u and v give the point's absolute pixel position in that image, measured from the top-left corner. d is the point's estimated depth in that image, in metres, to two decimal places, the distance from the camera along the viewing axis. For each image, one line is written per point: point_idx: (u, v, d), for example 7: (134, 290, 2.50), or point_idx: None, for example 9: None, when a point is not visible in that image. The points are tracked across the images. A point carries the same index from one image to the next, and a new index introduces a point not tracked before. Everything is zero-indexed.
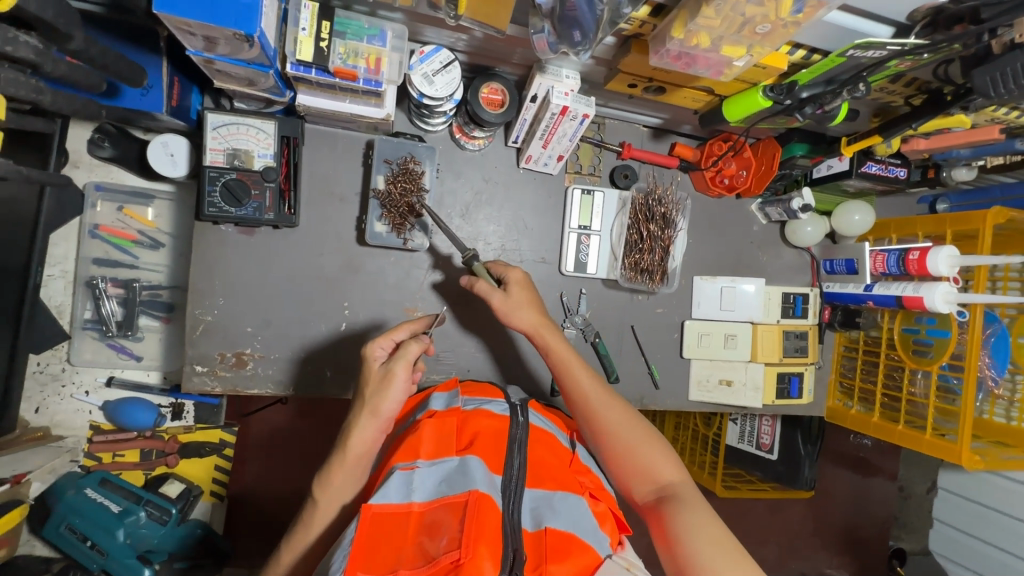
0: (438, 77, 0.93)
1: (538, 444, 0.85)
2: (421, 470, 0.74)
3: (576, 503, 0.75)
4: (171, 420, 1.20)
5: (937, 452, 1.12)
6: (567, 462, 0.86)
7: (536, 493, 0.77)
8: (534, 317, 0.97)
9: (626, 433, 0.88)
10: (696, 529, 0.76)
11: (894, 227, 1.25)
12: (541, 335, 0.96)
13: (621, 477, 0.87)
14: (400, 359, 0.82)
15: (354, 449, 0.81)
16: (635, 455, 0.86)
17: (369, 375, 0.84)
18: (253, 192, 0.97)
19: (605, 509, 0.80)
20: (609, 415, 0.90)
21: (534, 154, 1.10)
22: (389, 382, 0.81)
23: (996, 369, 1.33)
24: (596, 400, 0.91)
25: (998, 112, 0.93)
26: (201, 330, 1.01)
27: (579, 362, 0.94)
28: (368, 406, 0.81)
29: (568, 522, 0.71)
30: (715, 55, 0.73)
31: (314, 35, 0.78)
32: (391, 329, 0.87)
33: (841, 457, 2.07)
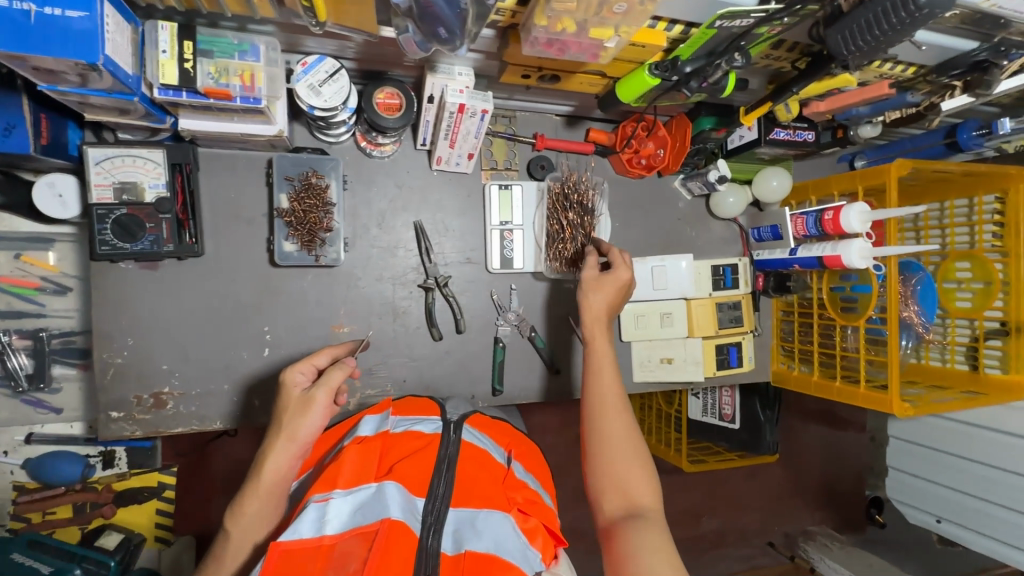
0: (325, 87, 0.90)
1: (469, 462, 0.83)
2: (337, 500, 0.73)
3: (500, 520, 0.74)
4: (103, 469, 1.16)
5: (871, 404, 1.15)
6: (498, 478, 0.83)
7: (461, 513, 0.76)
8: (600, 308, 1.00)
9: (621, 445, 0.86)
10: (654, 558, 0.74)
11: (812, 189, 1.28)
12: (596, 325, 0.99)
13: (597, 486, 0.84)
14: (322, 385, 0.84)
15: (268, 477, 0.79)
16: (621, 467, 0.84)
17: (288, 401, 0.84)
18: (148, 225, 0.93)
19: (536, 524, 0.78)
20: (613, 425, 0.88)
21: (444, 155, 1.09)
22: (308, 406, 0.82)
23: (925, 316, 1.35)
24: (609, 406, 0.90)
25: (884, 68, 0.95)
26: (112, 374, 0.96)
27: (610, 364, 0.95)
28: (285, 432, 0.80)
29: (489, 542, 0.70)
30: (585, 38, 0.72)
31: (176, 57, 0.75)
32: (310, 356, 0.91)
33: (811, 413, 2.19)
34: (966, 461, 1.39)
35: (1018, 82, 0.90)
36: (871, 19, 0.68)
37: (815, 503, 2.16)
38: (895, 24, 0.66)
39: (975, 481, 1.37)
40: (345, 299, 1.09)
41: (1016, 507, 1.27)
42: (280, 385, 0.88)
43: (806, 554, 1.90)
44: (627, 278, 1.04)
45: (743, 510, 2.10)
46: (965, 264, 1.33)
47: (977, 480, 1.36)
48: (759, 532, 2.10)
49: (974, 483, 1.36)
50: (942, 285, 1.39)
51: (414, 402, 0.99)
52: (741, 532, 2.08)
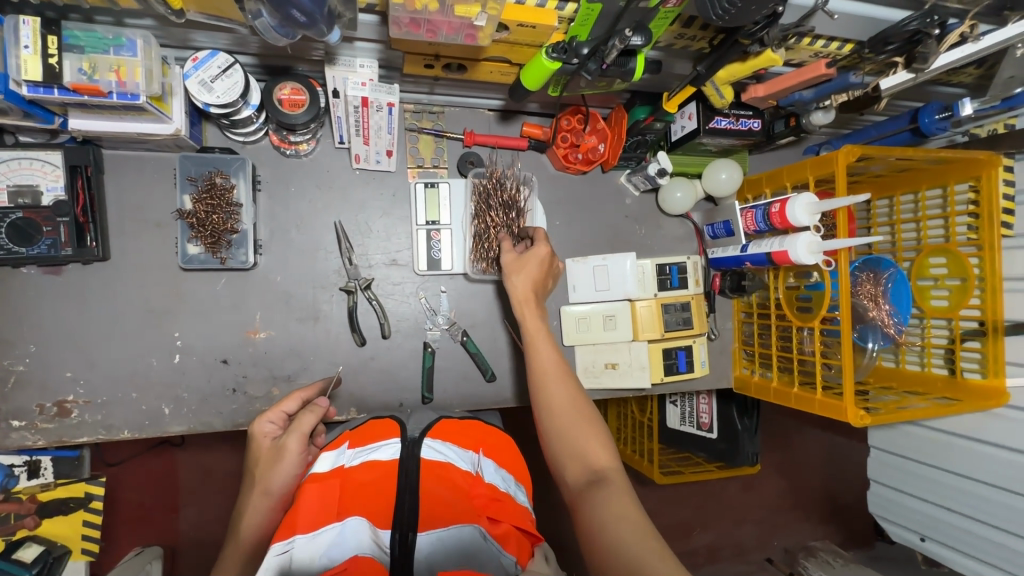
0: (218, 83, 0.87)
1: (432, 481, 0.73)
2: (299, 545, 0.66)
3: (469, 532, 0.68)
4: (27, 479, 1.12)
5: (827, 412, 1.06)
6: (464, 487, 0.74)
7: (430, 535, 0.68)
8: (525, 287, 0.97)
9: (570, 410, 0.83)
10: (614, 515, 0.70)
11: (766, 181, 1.19)
12: (525, 305, 0.97)
13: (556, 457, 0.81)
14: (293, 432, 0.83)
15: (248, 532, 0.79)
16: (575, 435, 0.81)
17: (263, 454, 0.84)
18: (46, 229, 0.91)
19: (508, 527, 0.71)
20: (561, 391, 0.86)
21: (362, 153, 1.05)
22: (280, 455, 0.81)
23: (899, 318, 1.23)
24: (552, 375, 0.88)
25: (818, 45, 0.87)
26: (14, 382, 0.94)
27: (545, 336, 0.93)
28: (259, 485, 0.80)
29: (460, 557, 0.67)
30: (453, 17, 0.67)
31: (40, 52, 0.73)
32: (279, 404, 0.89)
33: (810, 419, 2.08)
34: (952, 475, 1.26)
35: (958, 55, 0.82)
36: None
37: (810, 516, 2.03)
38: None
39: (960, 498, 1.25)
40: (261, 303, 1.05)
41: (1005, 526, 1.17)
42: (251, 438, 0.86)
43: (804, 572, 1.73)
44: (551, 254, 1.02)
45: (737, 524, 1.98)
46: (940, 260, 1.23)
47: (962, 496, 1.25)
48: (753, 547, 1.98)
49: (957, 500, 1.26)
50: (916, 283, 1.28)
51: (375, 424, 0.85)
52: (734, 547, 1.96)
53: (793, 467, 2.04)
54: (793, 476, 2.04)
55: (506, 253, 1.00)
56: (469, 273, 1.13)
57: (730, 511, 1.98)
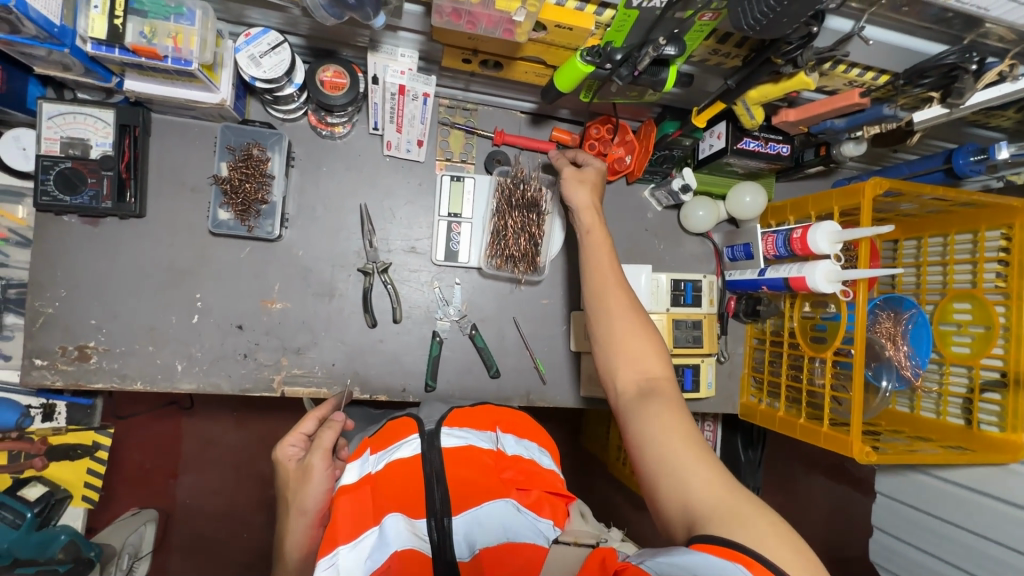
0: (266, 59, 0.91)
1: (457, 465, 0.77)
2: (344, 555, 0.68)
3: (503, 508, 0.74)
4: (41, 421, 1.16)
5: (832, 445, 1.04)
6: (490, 465, 0.79)
7: (466, 518, 0.72)
8: (587, 198, 0.98)
9: (626, 321, 0.87)
10: (662, 420, 0.75)
11: (790, 209, 1.18)
12: (585, 212, 0.97)
13: (611, 359, 0.86)
14: (316, 450, 0.83)
15: (292, 551, 0.81)
16: (631, 346, 0.86)
17: (293, 475, 0.85)
18: (90, 181, 0.96)
19: (538, 496, 0.80)
20: (620, 298, 0.89)
21: (394, 140, 1.08)
22: (313, 475, 0.81)
23: (917, 360, 1.20)
24: (611, 284, 0.90)
25: (851, 73, 0.88)
26: (41, 322, 0.99)
27: (607, 247, 0.95)
28: (294, 505, 0.81)
29: (499, 530, 0.73)
30: (493, 11, 0.70)
31: (108, 13, 0.78)
32: (297, 425, 0.90)
33: (819, 463, 2.02)
34: (959, 531, 1.22)
35: (994, 94, 0.80)
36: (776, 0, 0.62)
37: None
38: None
39: (969, 557, 1.19)
40: (281, 275, 1.08)
41: None
42: (278, 461, 0.88)
43: None
44: (600, 174, 1.02)
45: None
46: (965, 305, 1.20)
47: (972, 555, 1.19)
48: None
49: (965, 557, 1.20)
50: (938, 327, 1.25)
51: (390, 424, 0.85)
52: None
53: (795, 510, 1.98)
54: (794, 516, 1.98)
55: (566, 165, 1.01)
56: (484, 268, 1.15)
57: None
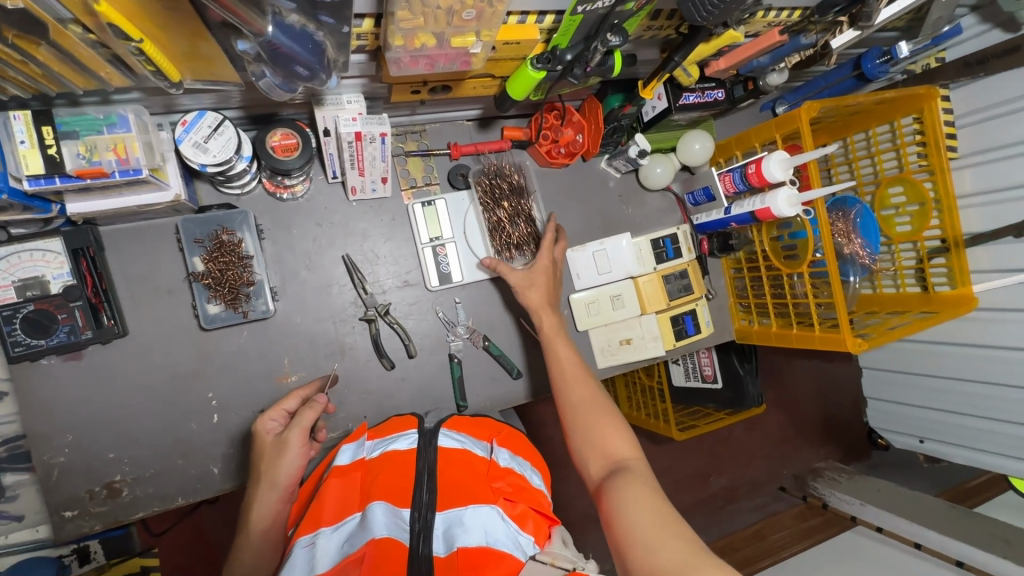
0: (211, 143, 0.88)
1: (449, 465, 0.78)
2: (325, 535, 0.69)
3: (488, 513, 0.70)
4: (80, 566, 1.18)
5: (829, 345, 1.15)
6: (481, 471, 0.78)
7: (448, 515, 0.70)
8: (540, 297, 1.04)
9: (591, 406, 0.89)
10: (638, 505, 0.72)
11: (735, 145, 1.28)
12: (539, 312, 1.03)
13: (579, 450, 0.86)
14: (294, 427, 0.88)
15: (257, 526, 0.82)
16: (595, 430, 0.86)
17: (270, 447, 0.88)
18: (61, 316, 0.90)
19: (524, 510, 0.74)
20: (578, 387, 0.93)
21: (358, 184, 1.06)
22: (286, 448, 0.86)
23: (870, 248, 1.34)
24: (572, 377, 0.95)
25: (768, 15, 0.95)
26: (58, 474, 0.94)
27: (564, 341, 1.00)
28: (265, 477, 0.84)
29: (480, 534, 0.67)
30: (450, 49, 0.71)
31: (38, 144, 0.72)
32: (279, 403, 0.94)
33: (798, 353, 2.22)
34: (944, 381, 1.41)
35: (897, 9, 0.90)
36: None
37: (813, 439, 2.18)
38: None
39: (957, 399, 1.39)
40: (288, 347, 1.06)
41: (995, 415, 1.31)
42: (256, 437, 0.91)
43: (816, 492, 1.96)
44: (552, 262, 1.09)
45: (750, 463, 2.11)
46: (898, 189, 1.33)
47: (961, 398, 1.38)
48: (770, 479, 2.12)
49: (955, 401, 1.40)
50: (880, 214, 1.39)
51: (395, 423, 0.91)
52: (752, 483, 2.09)
53: (790, 400, 2.18)
54: (792, 406, 2.18)
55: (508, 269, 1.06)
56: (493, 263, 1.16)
57: (741, 452, 2.11)
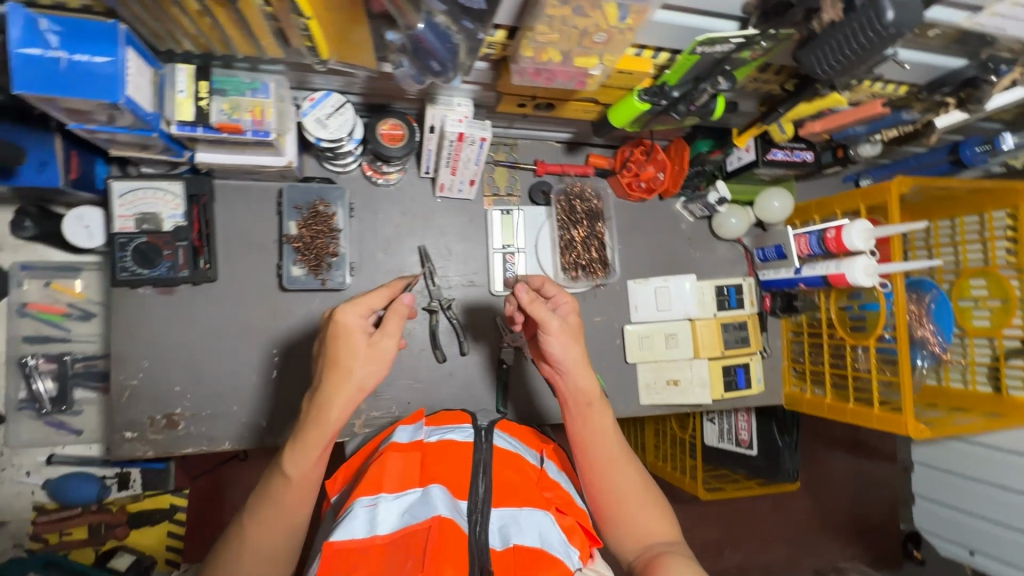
0: (331, 120, 0.96)
1: (504, 465, 0.80)
2: (386, 502, 0.72)
3: (541, 517, 0.72)
4: (117, 491, 1.22)
5: (885, 425, 1.11)
6: (531, 479, 0.81)
7: (503, 511, 0.72)
8: (576, 357, 0.84)
9: (633, 493, 0.83)
10: None
11: (815, 209, 1.28)
12: (571, 376, 0.84)
13: (615, 533, 0.82)
14: (393, 336, 0.74)
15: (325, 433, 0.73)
16: (634, 516, 0.82)
17: (361, 351, 0.72)
18: (166, 252, 0.99)
19: (572, 523, 0.76)
20: (621, 471, 0.84)
21: (447, 182, 1.13)
22: (384, 360, 0.73)
23: (942, 335, 1.29)
24: (611, 458, 0.85)
25: (875, 87, 0.96)
26: (128, 396, 1.01)
27: (603, 414, 0.86)
28: (354, 381, 0.72)
29: (534, 537, 0.69)
30: (572, 68, 0.76)
31: (193, 96, 0.82)
32: (365, 297, 0.74)
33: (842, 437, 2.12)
34: (1005, 492, 1.33)
35: (1011, 97, 0.91)
36: (838, 42, 0.70)
37: None
38: (866, 43, 0.67)
39: (1015, 514, 1.31)
40: None
41: None
42: (339, 328, 0.71)
43: None
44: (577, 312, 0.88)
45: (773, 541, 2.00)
46: (980, 281, 1.29)
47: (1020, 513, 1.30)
48: None
49: (1013, 516, 1.31)
50: (957, 303, 1.34)
51: (447, 416, 0.95)
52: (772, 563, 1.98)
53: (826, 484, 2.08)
54: (825, 501, 2.00)
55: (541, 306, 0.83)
56: (558, 280, 1.19)
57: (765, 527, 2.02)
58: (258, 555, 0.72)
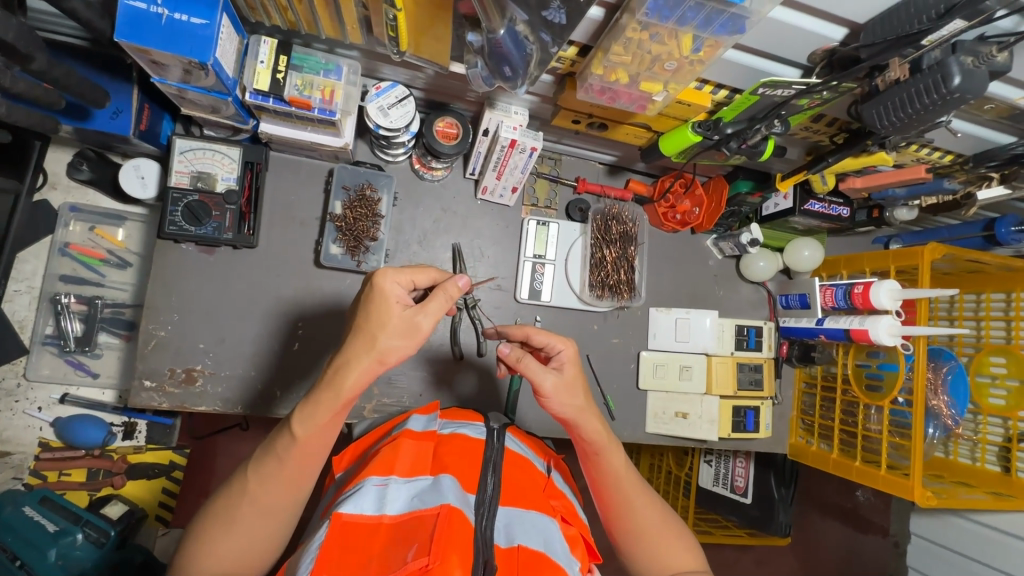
0: (393, 110, 0.99)
1: (514, 467, 0.79)
2: (396, 484, 0.71)
3: (546, 523, 0.71)
4: (122, 439, 1.25)
5: (891, 488, 1.10)
6: (540, 485, 0.79)
7: (510, 511, 0.71)
8: (575, 407, 0.80)
9: (652, 523, 0.84)
10: None
11: (844, 264, 1.29)
12: (577, 427, 0.82)
13: (635, 560, 0.84)
14: (428, 312, 0.69)
15: (349, 391, 0.69)
16: (655, 545, 0.83)
17: (394, 321, 0.67)
18: (214, 213, 1.02)
19: (575, 534, 0.75)
20: (637, 499, 0.85)
21: (490, 185, 1.15)
22: (416, 335, 0.68)
23: (956, 408, 1.28)
24: (626, 493, 0.85)
25: (920, 152, 0.99)
26: (153, 345, 1.04)
27: (614, 452, 0.84)
28: (377, 348, 0.67)
29: (538, 540, 0.67)
30: (636, 90, 0.79)
31: (271, 67, 0.86)
32: (412, 270, 0.72)
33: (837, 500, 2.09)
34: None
35: None
36: (903, 99, 0.72)
37: None
38: (929, 104, 0.70)
39: None
40: None
41: None
42: (377, 294, 0.67)
43: None
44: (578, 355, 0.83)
45: None
46: (1000, 359, 1.29)
47: None
48: None
49: None
50: (974, 378, 1.33)
51: (460, 413, 0.95)
52: None
53: None
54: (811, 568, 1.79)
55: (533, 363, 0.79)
56: (584, 297, 1.21)
57: None
58: (258, 507, 0.71)
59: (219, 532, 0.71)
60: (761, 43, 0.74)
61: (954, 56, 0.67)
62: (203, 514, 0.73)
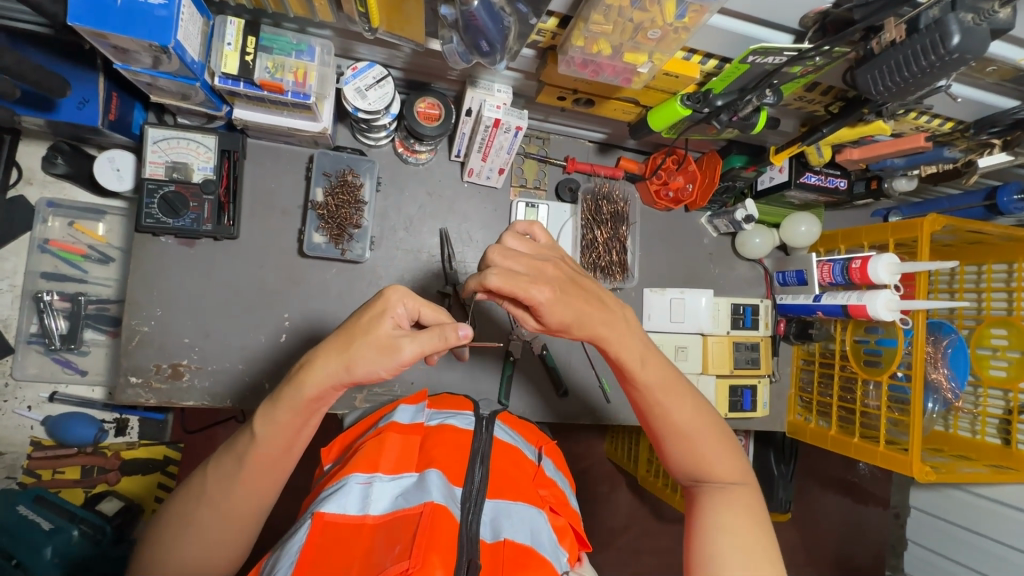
0: (371, 92, 0.95)
1: (502, 459, 0.78)
2: (380, 481, 0.69)
3: (534, 516, 0.70)
4: (114, 436, 1.25)
5: (890, 464, 1.08)
6: (529, 475, 0.78)
7: (497, 504, 0.70)
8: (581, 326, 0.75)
9: (682, 417, 0.78)
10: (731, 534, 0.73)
11: (841, 238, 1.26)
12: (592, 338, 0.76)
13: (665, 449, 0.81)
14: (415, 342, 0.65)
15: (308, 392, 0.66)
16: (685, 440, 0.78)
17: (377, 333, 0.65)
18: (192, 204, 0.99)
19: (564, 524, 0.74)
20: (665, 395, 0.78)
21: (476, 168, 1.12)
22: (388, 357, 0.64)
23: (956, 381, 1.26)
24: (655, 390, 0.78)
25: (919, 120, 0.96)
26: (137, 341, 1.02)
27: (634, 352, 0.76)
28: (346, 354, 0.65)
29: (526, 534, 0.66)
30: (619, 62, 0.76)
31: (239, 49, 0.82)
32: (425, 304, 0.70)
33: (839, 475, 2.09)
34: (1006, 549, 1.30)
35: None
36: (899, 61, 0.69)
37: None
38: (924, 68, 0.67)
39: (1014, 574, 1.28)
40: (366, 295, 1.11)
41: None
42: (379, 302, 0.68)
43: None
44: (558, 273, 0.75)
45: None
46: (1001, 331, 1.27)
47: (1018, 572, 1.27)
48: None
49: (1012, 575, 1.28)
50: (974, 351, 1.32)
51: (450, 402, 0.93)
52: None
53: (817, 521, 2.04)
54: (811, 543, 1.79)
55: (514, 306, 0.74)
56: None
57: None
58: (220, 508, 0.70)
59: (180, 535, 0.70)
60: (749, 8, 0.71)
61: (953, 14, 0.63)
62: (168, 515, 0.72)
